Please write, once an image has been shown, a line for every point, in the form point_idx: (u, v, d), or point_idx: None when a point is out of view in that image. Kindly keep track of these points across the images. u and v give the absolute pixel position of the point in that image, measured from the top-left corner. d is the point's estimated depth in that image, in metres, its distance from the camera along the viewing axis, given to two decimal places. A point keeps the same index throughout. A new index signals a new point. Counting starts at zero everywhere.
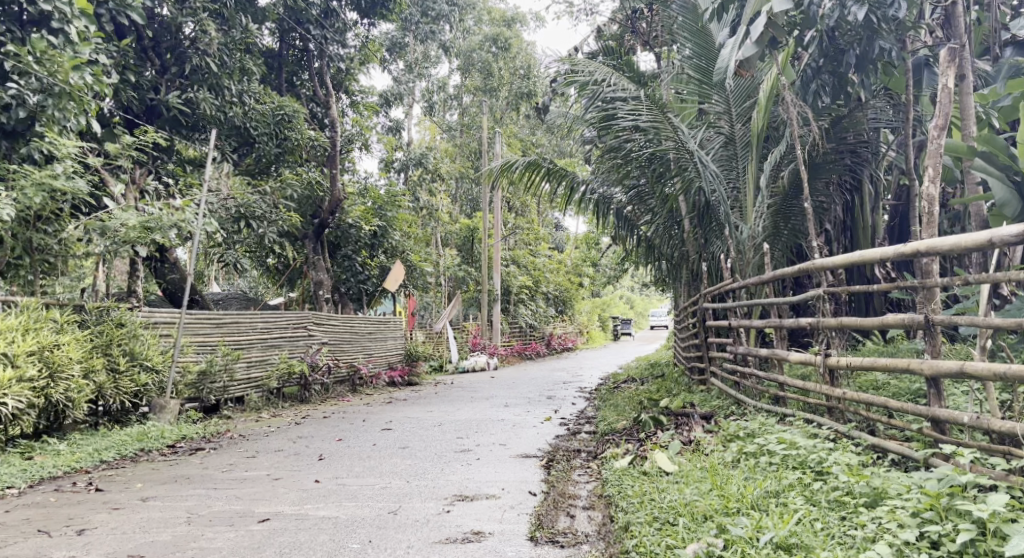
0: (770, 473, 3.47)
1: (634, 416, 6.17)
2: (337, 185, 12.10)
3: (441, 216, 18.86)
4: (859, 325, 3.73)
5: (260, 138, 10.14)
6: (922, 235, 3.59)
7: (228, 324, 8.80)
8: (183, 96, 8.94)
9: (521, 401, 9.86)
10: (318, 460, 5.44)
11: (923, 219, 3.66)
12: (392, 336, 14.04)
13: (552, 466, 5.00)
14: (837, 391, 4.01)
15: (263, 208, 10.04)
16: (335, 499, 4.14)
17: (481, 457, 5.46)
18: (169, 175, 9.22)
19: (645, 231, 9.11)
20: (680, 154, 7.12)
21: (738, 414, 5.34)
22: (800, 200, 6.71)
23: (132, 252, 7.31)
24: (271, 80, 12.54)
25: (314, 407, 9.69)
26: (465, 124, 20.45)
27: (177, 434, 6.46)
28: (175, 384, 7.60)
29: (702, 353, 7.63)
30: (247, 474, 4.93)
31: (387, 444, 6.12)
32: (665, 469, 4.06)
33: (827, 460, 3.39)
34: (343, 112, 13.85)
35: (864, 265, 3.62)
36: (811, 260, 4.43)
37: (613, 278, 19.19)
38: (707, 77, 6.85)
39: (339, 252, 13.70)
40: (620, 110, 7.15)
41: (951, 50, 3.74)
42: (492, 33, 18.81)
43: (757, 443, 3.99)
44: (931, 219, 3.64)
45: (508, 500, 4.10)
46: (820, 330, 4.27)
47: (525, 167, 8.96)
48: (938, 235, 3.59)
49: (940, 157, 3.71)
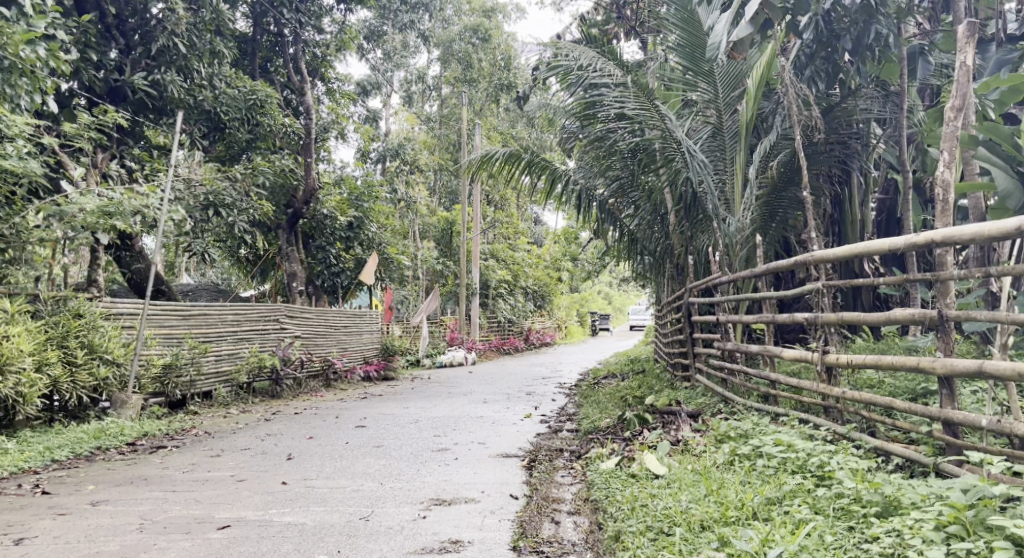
0: (769, 478, 3.27)
1: (618, 414, 5.96)
2: (311, 174, 11.75)
3: (420, 208, 18.52)
4: (862, 320, 3.52)
5: (231, 123, 9.79)
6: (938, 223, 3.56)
7: (196, 316, 8.42)
8: (149, 77, 8.50)
9: (500, 396, 9.63)
10: (286, 460, 5.14)
11: (939, 206, 3.62)
12: (368, 329, 13.74)
13: (535, 467, 4.76)
14: (835, 390, 3.82)
15: (232, 196, 9.70)
16: (303, 503, 3.86)
17: (459, 456, 5.21)
18: (134, 160, 8.80)
19: (628, 224, 8.90)
20: (667, 144, 6.90)
21: (726, 413, 5.17)
22: (789, 192, 6.54)
23: (91, 239, 6.89)
24: (243, 65, 12.11)
25: (285, 402, 9.35)
26: (445, 116, 20.08)
27: (138, 431, 6.11)
28: (139, 378, 7.24)
29: (688, 349, 7.43)
30: (210, 475, 4.62)
31: (360, 442, 5.84)
32: (654, 471, 3.85)
33: (829, 464, 3.19)
34: (319, 100, 13.47)
35: (870, 256, 3.44)
36: (809, 253, 4.23)
37: (592, 273, 19.00)
38: (697, 64, 6.51)
39: (312, 243, 13.34)
40: (606, 97, 6.92)
41: (972, 24, 3.64)
42: (471, 23, 18.36)
43: (752, 445, 3.79)
44: (946, 207, 3.60)
45: (488, 505, 3.85)
46: (817, 325, 4.07)
47: (506, 157, 8.69)
48: (952, 222, 3.55)
49: (955, 139, 3.75)
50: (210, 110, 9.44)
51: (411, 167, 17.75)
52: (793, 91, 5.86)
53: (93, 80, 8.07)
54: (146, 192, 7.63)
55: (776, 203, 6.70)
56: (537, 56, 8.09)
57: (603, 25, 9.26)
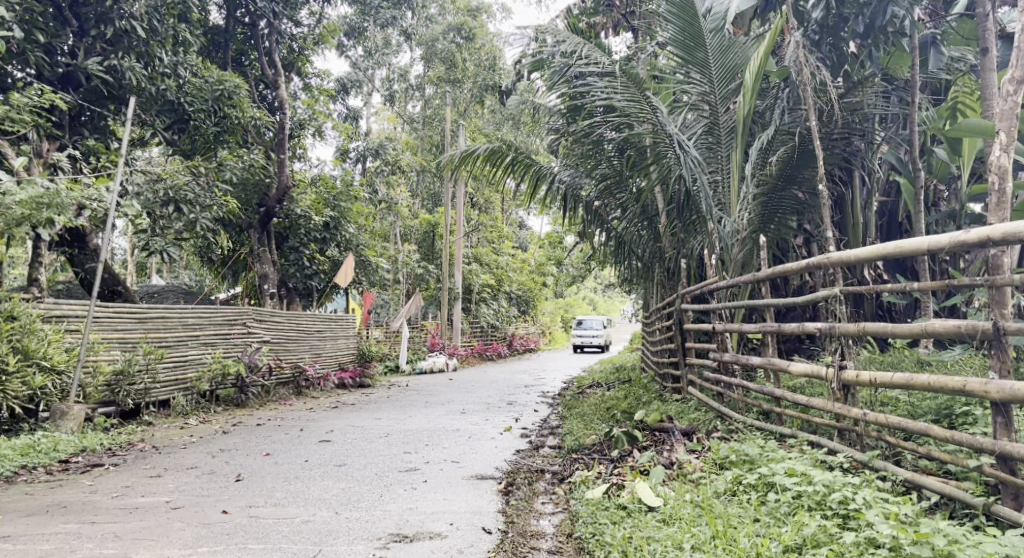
0: (783, 518, 2.81)
1: (605, 429, 5.48)
2: (285, 171, 11.24)
3: (401, 210, 18.00)
4: (891, 332, 3.08)
5: (196, 116, 9.24)
6: (993, 221, 3.49)
7: (154, 319, 7.81)
8: (104, 63, 7.90)
9: (479, 407, 9.11)
10: (234, 482, 4.59)
11: (992, 202, 3.53)
12: (345, 335, 13.20)
13: (512, 492, 4.26)
14: (854, 411, 3.35)
15: (195, 191, 8.99)
16: (241, 540, 3.34)
17: (428, 479, 4.68)
18: (88, 151, 8.18)
19: (616, 228, 8.37)
20: (657, 139, 6.44)
21: (723, 431, 4.72)
22: (788, 193, 6.13)
23: (30, 234, 6.25)
24: (214, 56, 11.51)
25: (251, 411, 8.76)
26: (428, 116, 19.60)
27: (75, 447, 5.49)
28: (84, 387, 6.64)
29: (679, 359, 6.95)
30: (142, 501, 4.05)
31: (321, 460, 5.29)
32: (648, 503, 3.36)
33: (854, 501, 2.74)
34: (295, 95, 12.97)
35: (898, 259, 3.03)
36: (823, 253, 3.77)
37: (577, 278, 18.64)
38: (691, 54, 6.07)
39: (286, 244, 12.74)
40: (593, 87, 6.45)
41: None
42: (455, 22, 17.82)
43: (760, 472, 3.33)
44: (1001, 203, 3.51)
45: (456, 541, 3.34)
46: (831, 336, 3.58)
47: (488, 153, 8.01)
48: (1008, 220, 3.49)
49: (1011, 118, 3.55)
50: (174, 100, 8.96)
51: (392, 167, 17.19)
52: (807, 67, 5.43)
53: (42, 63, 7.46)
54: (94, 185, 7.05)
55: (775, 205, 6.26)
56: (522, 49, 7.63)
57: (592, 16, 8.74)
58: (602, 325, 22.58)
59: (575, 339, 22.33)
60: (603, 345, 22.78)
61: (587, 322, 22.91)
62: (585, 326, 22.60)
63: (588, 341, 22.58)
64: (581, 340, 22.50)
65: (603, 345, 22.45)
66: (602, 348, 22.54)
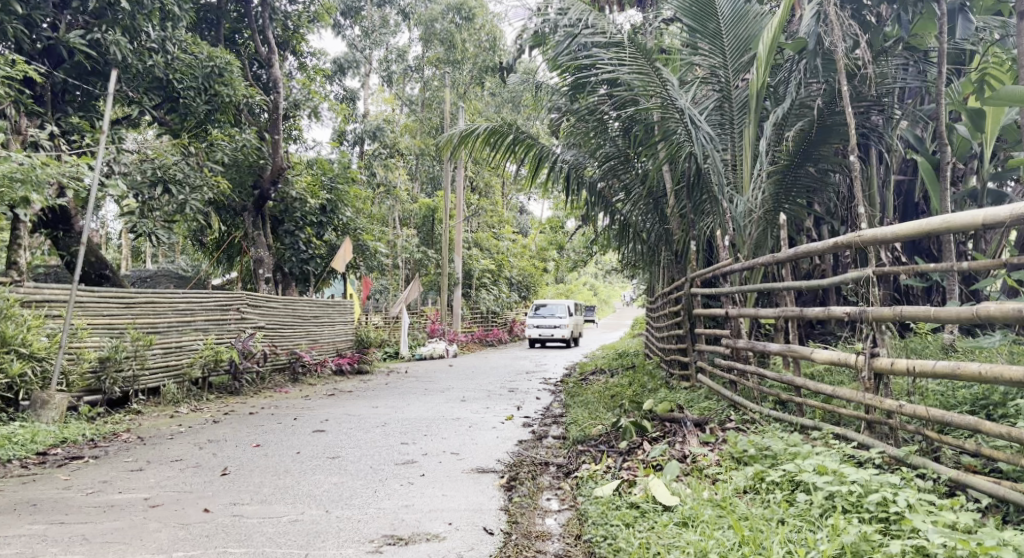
0: (817, 524, 2.54)
1: (611, 419, 5.20)
2: (279, 153, 10.89)
3: (399, 193, 17.64)
4: (936, 315, 2.78)
5: (186, 93, 8.89)
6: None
7: (142, 304, 7.52)
8: (87, 35, 7.54)
9: (479, 394, 8.85)
10: (220, 476, 4.33)
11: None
12: (342, 321, 12.92)
13: (514, 487, 3.99)
14: (887, 402, 3.06)
15: (185, 171, 8.71)
16: (221, 543, 3.07)
17: (426, 473, 4.40)
18: (70, 128, 7.87)
19: (620, 210, 8.03)
20: (667, 114, 6.11)
21: (737, 422, 4.43)
22: (803, 172, 5.82)
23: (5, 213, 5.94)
24: (205, 34, 11.14)
25: (243, 399, 8.49)
26: (428, 99, 19.18)
27: (54, 438, 5.23)
28: (67, 374, 6.37)
29: (687, 345, 6.66)
30: (118, 497, 3.79)
31: (313, 453, 5.02)
32: (664, 503, 3.08)
33: (897, 503, 2.47)
34: (290, 75, 12.59)
35: (949, 235, 2.78)
36: (853, 232, 3.44)
37: (578, 262, 18.29)
38: (704, 24, 5.73)
39: (281, 228, 12.43)
40: (599, 59, 6.11)
41: None
42: (455, 2, 17.35)
43: (785, 469, 3.05)
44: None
45: (455, 544, 3.08)
46: (862, 322, 3.28)
47: (488, 133, 7.68)
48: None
49: None
50: (162, 78, 8.61)
51: (390, 150, 16.82)
52: (836, 26, 5.10)
53: (21, 36, 7.13)
54: (71, 163, 6.72)
55: (790, 184, 5.95)
56: (523, 23, 7.27)
57: None
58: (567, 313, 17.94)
59: (531, 331, 17.72)
60: (569, 339, 18.26)
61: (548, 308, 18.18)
62: (546, 314, 17.88)
63: (549, 335, 17.87)
64: (540, 333, 17.82)
65: (569, 339, 17.84)
66: (567, 342, 18.00)
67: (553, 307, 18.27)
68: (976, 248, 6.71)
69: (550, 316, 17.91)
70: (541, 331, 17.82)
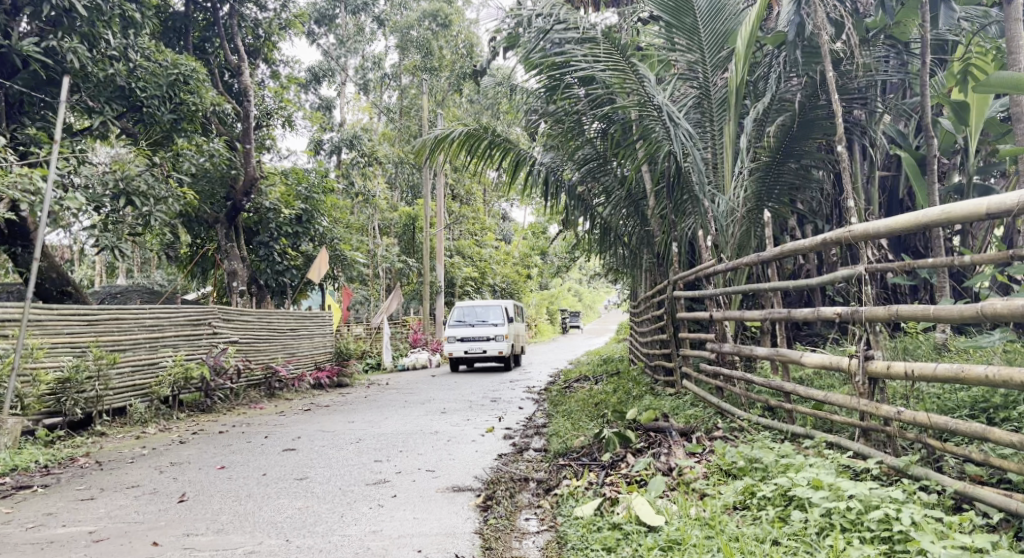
0: (813, 545, 2.33)
1: (595, 430, 4.96)
2: (252, 162, 10.57)
3: (378, 202, 17.28)
4: (935, 315, 2.56)
5: (149, 102, 8.55)
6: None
7: (104, 321, 7.19)
8: (42, 44, 7.23)
9: (461, 406, 8.56)
10: (176, 503, 4.05)
11: None
12: (320, 333, 12.56)
13: (491, 508, 3.75)
14: (884, 408, 2.86)
15: (150, 183, 8.37)
16: None
17: (398, 493, 4.14)
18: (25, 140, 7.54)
19: (601, 213, 7.79)
20: (645, 112, 5.92)
21: (725, 430, 4.21)
22: (785, 170, 5.65)
23: None
24: (173, 43, 10.80)
25: (215, 417, 8.17)
26: (405, 107, 18.86)
27: (4, 466, 4.92)
28: (22, 397, 6.03)
29: (672, 350, 6.43)
30: (63, 531, 3.52)
31: (280, 474, 4.75)
32: (649, 523, 2.86)
33: (899, 522, 2.27)
34: (262, 84, 12.25)
35: (948, 227, 2.54)
36: (844, 226, 3.18)
37: (562, 268, 17.94)
38: (681, 18, 5.54)
39: (255, 239, 12.10)
40: (574, 56, 5.91)
41: None
42: (431, 9, 17.07)
43: (776, 483, 2.84)
44: None
45: None
46: (856, 323, 3.06)
47: (463, 137, 7.40)
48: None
49: None
50: (124, 87, 8.29)
51: (368, 159, 16.50)
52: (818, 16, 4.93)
53: None
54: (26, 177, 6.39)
55: (772, 182, 5.78)
56: (498, 23, 7.02)
57: None
58: (501, 320, 13.91)
59: (457, 348, 13.61)
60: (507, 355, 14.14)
61: (478, 316, 14.15)
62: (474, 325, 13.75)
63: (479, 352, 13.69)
64: (469, 350, 13.68)
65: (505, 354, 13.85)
66: (504, 359, 14.06)
67: (483, 312, 14.26)
68: (963, 244, 6.56)
69: (479, 327, 13.82)
70: (468, 347, 13.72)
